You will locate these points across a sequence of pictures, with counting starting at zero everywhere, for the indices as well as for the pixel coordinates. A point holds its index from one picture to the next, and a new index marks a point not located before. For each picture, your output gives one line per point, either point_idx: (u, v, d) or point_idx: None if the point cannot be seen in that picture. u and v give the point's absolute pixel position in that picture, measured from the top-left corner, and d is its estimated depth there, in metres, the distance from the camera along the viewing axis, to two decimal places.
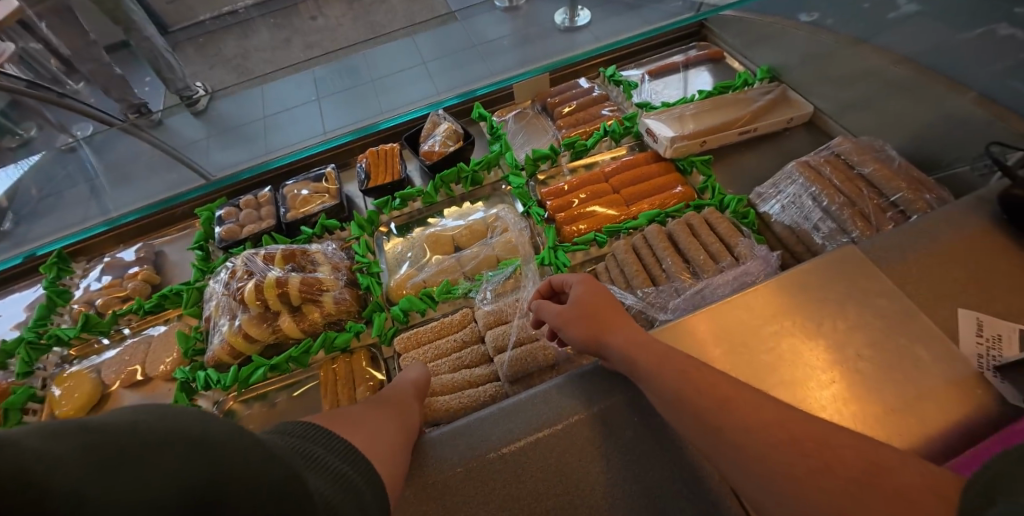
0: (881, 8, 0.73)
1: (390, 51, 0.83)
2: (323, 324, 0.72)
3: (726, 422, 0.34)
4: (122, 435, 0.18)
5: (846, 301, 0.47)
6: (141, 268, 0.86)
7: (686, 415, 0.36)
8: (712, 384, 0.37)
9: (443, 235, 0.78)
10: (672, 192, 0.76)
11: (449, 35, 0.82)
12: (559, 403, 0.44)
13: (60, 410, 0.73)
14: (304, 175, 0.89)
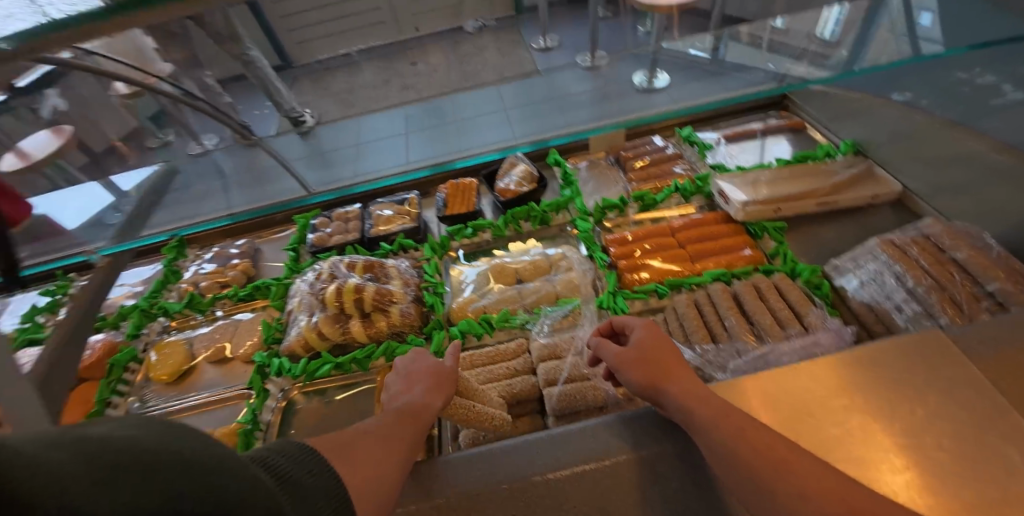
0: (983, 93, 0.70)
1: (477, 96, 0.91)
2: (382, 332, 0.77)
3: (784, 484, 0.34)
4: (117, 452, 0.19)
5: (926, 386, 0.44)
6: (242, 260, 0.98)
7: (742, 471, 0.36)
8: (768, 443, 0.37)
9: (507, 267, 0.82)
10: (740, 254, 0.76)
11: (531, 85, 0.87)
12: (612, 439, 0.45)
13: (155, 374, 0.83)
14: (390, 198, 0.99)
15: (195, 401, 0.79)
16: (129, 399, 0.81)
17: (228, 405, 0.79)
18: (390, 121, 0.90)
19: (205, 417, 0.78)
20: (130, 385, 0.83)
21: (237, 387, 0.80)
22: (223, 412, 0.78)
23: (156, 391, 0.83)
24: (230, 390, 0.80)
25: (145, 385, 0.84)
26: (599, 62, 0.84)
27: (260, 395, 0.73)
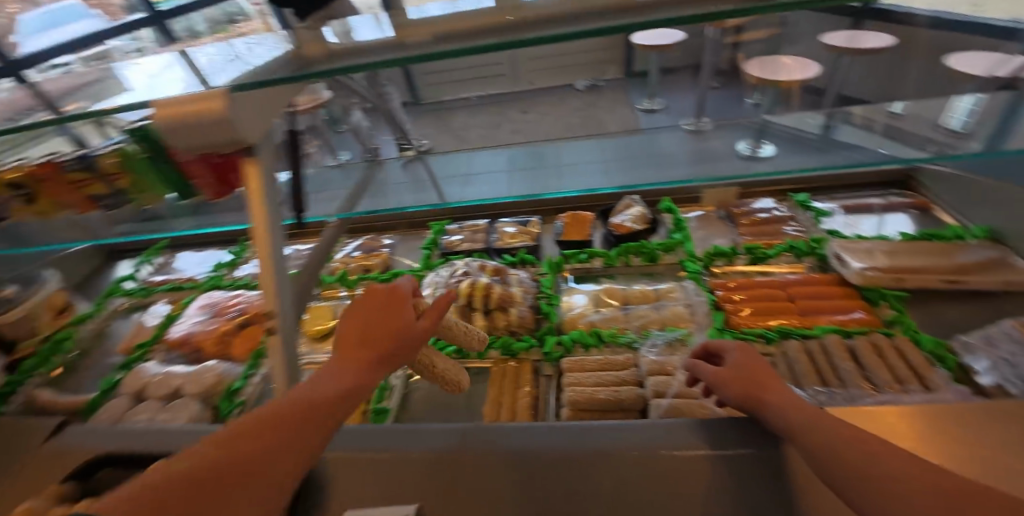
0: None
1: (579, 149, 1.05)
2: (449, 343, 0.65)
3: (871, 468, 0.36)
4: None
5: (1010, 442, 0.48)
6: (384, 251, 1.17)
7: (827, 447, 0.39)
8: (860, 438, 0.39)
9: (617, 291, 0.91)
10: (854, 316, 0.77)
11: (632, 145, 1.01)
12: (732, 432, 0.50)
13: (307, 327, 1.01)
14: (513, 218, 1.14)
15: None
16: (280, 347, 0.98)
17: None
18: (495, 160, 1.05)
19: None
20: None
21: None
22: None
23: (304, 344, 1.00)
24: None
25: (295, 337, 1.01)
26: (703, 126, 0.98)
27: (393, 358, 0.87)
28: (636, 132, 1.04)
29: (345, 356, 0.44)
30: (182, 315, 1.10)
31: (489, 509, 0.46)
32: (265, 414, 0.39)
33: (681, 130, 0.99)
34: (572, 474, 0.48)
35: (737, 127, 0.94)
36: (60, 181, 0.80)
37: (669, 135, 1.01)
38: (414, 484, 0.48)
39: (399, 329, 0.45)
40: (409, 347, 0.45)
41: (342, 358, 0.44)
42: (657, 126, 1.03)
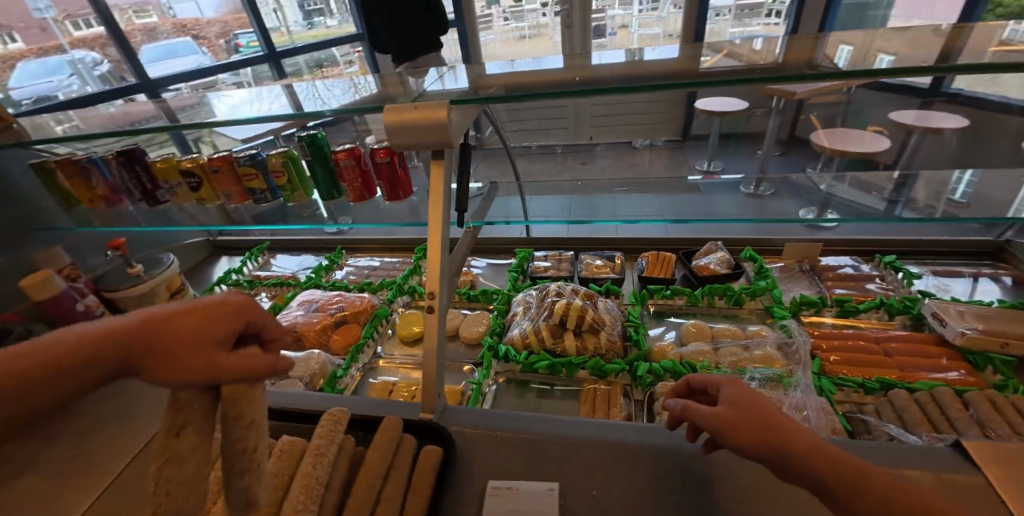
0: None
1: (633, 201, 1.07)
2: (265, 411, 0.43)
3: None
4: None
5: None
6: (471, 271, 1.26)
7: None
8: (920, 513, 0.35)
9: (705, 327, 0.94)
10: (957, 376, 0.77)
11: (685, 202, 1.05)
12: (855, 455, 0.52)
13: (399, 331, 1.09)
14: (597, 252, 1.21)
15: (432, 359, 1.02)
16: (374, 346, 1.06)
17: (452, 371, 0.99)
18: (552, 205, 1.08)
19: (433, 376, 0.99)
20: (379, 335, 1.09)
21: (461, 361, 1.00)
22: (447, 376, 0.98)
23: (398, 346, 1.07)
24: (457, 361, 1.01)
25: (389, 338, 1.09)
26: (761, 191, 1.04)
27: (488, 365, 0.92)
28: (692, 192, 1.10)
29: (137, 327, 0.39)
30: (286, 308, 1.20)
31: (623, 493, 0.48)
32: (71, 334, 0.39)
33: (739, 194, 1.04)
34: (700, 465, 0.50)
35: (797, 197, 1.00)
36: (232, 174, 0.93)
37: (732, 192, 1.06)
38: (552, 466, 0.51)
39: (208, 346, 0.39)
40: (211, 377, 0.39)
41: (134, 330, 0.39)
42: (712, 184, 1.12)
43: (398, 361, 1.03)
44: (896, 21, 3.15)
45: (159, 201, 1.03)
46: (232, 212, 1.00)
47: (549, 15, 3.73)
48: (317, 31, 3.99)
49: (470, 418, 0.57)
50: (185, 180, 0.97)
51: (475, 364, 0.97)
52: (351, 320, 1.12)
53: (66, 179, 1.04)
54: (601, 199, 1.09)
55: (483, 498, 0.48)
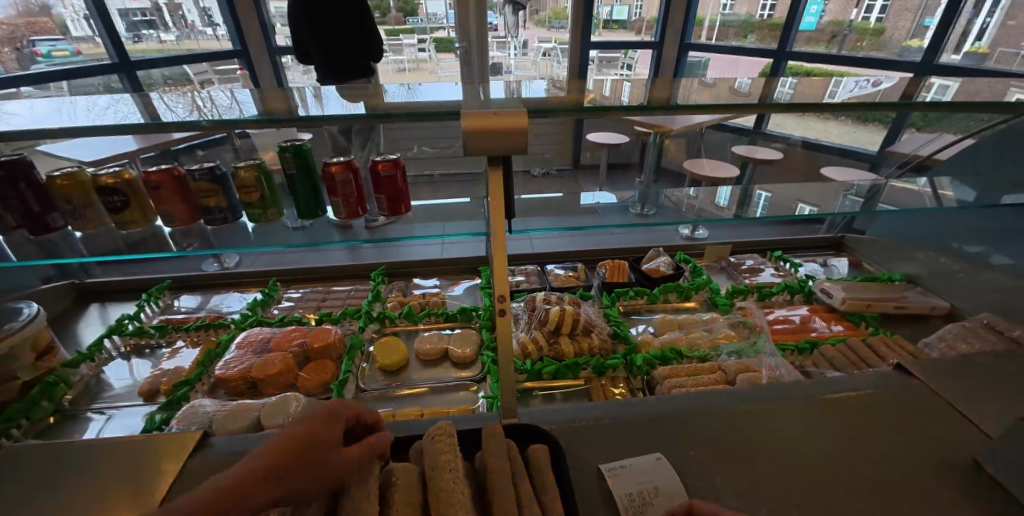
0: (978, 258, 1.11)
1: (540, 222, 1.15)
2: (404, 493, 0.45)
3: None
4: None
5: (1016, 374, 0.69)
6: (439, 291, 1.24)
7: None
8: None
9: (672, 319, 1.09)
10: (847, 330, 1.07)
11: (578, 220, 1.17)
12: (841, 386, 0.68)
13: (380, 361, 1.00)
14: (559, 265, 1.31)
15: (427, 384, 0.96)
16: (356, 381, 0.96)
17: (456, 392, 0.95)
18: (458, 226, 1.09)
19: (432, 400, 0.94)
20: (356, 368, 0.98)
21: (458, 381, 0.97)
22: (449, 397, 0.94)
23: (383, 377, 0.98)
24: (454, 381, 0.97)
25: (369, 371, 0.99)
26: (648, 212, 1.21)
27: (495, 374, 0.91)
28: (590, 211, 1.22)
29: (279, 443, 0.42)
30: (225, 353, 1.00)
31: (707, 453, 0.56)
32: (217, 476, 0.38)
33: (630, 212, 1.20)
34: (747, 420, 0.61)
35: (672, 215, 1.20)
36: (179, 190, 0.78)
37: (624, 213, 1.21)
38: (648, 440, 0.57)
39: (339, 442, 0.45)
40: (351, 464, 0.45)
41: (277, 446, 0.42)
42: (612, 204, 1.27)
43: (387, 392, 0.95)
44: (712, 68, 4.14)
45: (50, 228, 0.81)
46: (127, 241, 0.85)
47: (428, 51, 3.87)
48: (148, 46, 3.37)
49: (554, 415, 0.60)
50: (103, 199, 0.80)
51: (482, 379, 0.96)
52: (317, 357, 0.99)
53: None
54: (522, 222, 1.16)
55: (603, 481, 0.52)
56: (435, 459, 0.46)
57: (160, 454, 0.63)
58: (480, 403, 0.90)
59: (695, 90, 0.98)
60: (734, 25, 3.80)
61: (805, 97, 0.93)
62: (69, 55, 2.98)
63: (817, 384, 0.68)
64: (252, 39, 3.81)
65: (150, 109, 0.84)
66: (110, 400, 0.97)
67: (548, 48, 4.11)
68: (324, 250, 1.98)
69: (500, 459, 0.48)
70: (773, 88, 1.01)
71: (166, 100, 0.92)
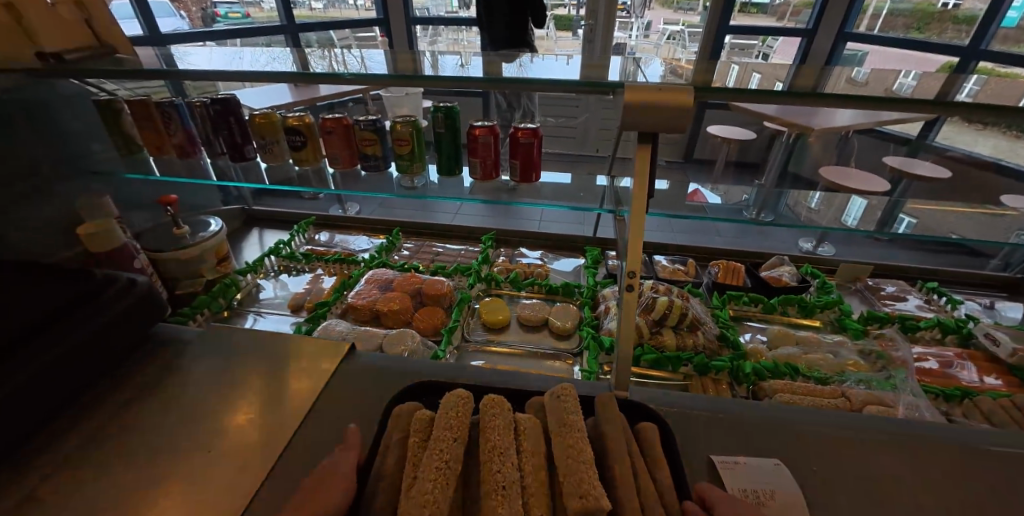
0: None
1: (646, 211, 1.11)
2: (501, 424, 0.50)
3: None
4: None
5: None
6: (543, 264, 1.27)
7: None
8: None
9: (790, 334, 1.00)
10: (1016, 387, 0.90)
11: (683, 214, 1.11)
12: (1006, 442, 0.58)
13: (486, 317, 1.07)
14: (668, 258, 1.27)
15: (525, 347, 1.01)
16: (462, 331, 1.04)
17: (552, 360, 0.99)
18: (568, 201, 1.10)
19: (529, 362, 0.98)
20: (463, 320, 1.06)
21: (553, 352, 1.00)
22: (544, 363, 0.98)
23: (486, 333, 1.05)
24: (550, 349, 1.00)
25: (474, 325, 1.07)
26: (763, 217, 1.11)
27: (594, 349, 0.92)
28: (699, 206, 1.15)
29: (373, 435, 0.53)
30: (356, 285, 1.15)
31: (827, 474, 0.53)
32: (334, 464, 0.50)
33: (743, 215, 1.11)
34: (880, 453, 0.55)
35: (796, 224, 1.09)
36: (345, 136, 0.91)
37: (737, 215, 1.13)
38: (762, 443, 0.55)
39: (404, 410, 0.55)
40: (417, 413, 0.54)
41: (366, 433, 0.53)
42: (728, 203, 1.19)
43: (488, 347, 1.01)
44: (869, 62, 3.58)
45: (245, 158, 1.01)
46: (295, 175, 0.99)
47: (547, 28, 3.85)
48: (302, 12, 3.80)
49: (663, 397, 0.61)
50: (287, 137, 0.95)
51: (579, 353, 0.98)
52: (430, 303, 1.10)
53: (138, 123, 1.00)
54: None
55: (714, 472, 0.52)
56: (564, 418, 0.49)
57: (315, 354, 0.75)
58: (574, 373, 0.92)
59: (850, 82, 0.86)
60: (906, 13, 3.23)
61: (999, 101, 0.77)
62: (241, 17, 3.49)
63: (973, 433, 0.59)
64: (391, 9, 4.11)
65: (317, 63, 0.97)
66: (264, 305, 1.18)
67: (673, 31, 3.81)
68: (435, 208, 2.13)
69: (620, 430, 0.49)
70: (960, 86, 0.85)
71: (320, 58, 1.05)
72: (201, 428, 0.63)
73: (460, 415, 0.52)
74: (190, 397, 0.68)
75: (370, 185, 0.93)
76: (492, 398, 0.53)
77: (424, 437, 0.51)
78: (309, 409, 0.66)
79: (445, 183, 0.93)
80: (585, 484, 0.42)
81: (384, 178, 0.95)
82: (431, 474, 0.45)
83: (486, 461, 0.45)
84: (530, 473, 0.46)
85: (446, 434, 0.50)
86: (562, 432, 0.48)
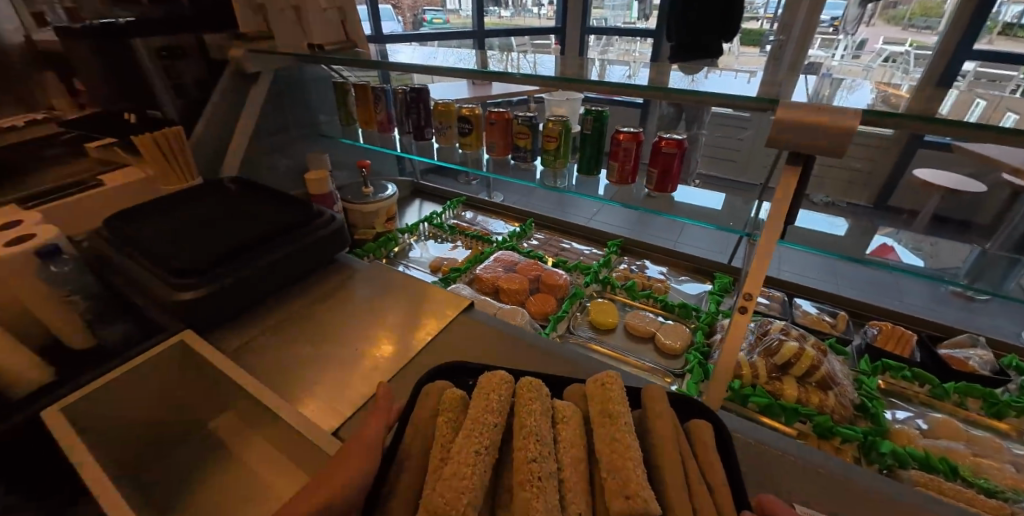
0: None
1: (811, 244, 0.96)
2: (538, 414, 0.50)
3: None
4: None
5: None
6: (664, 279, 1.25)
7: None
8: None
9: (959, 428, 0.81)
10: None
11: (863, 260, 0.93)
12: None
13: (594, 317, 1.11)
14: (817, 306, 1.12)
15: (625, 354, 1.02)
16: (569, 323, 1.10)
17: (649, 372, 0.98)
18: None
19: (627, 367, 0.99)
20: (571, 313, 1.12)
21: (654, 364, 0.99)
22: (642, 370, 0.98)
23: (590, 330, 1.09)
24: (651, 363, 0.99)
25: (581, 321, 1.12)
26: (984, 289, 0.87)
27: (699, 373, 0.89)
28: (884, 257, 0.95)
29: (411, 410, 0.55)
30: (485, 260, 1.30)
31: None
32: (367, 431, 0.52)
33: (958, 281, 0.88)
34: None
35: None
36: (505, 129, 1.06)
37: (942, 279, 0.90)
38: None
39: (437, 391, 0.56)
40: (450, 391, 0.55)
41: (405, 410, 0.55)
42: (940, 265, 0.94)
43: (590, 343, 1.05)
44: None
45: (424, 137, 1.24)
46: (458, 157, 1.17)
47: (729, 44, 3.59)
48: (490, 20, 4.27)
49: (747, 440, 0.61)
50: (459, 125, 1.13)
51: (681, 373, 0.95)
52: (545, 291, 1.18)
53: (359, 101, 1.31)
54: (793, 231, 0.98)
55: None
56: (609, 407, 0.50)
57: (432, 307, 0.88)
58: (668, 383, 0.92)
59: None
60: None
61: None
62: (441, 23, 4.09)
63: None
64: (571, 17, 4.31)
65: (495, 63, 1.13)
66: (411, 261, 1.41)
67: (894, 53, 3.18)
68: (573, 205, 2.22)
69: (672, 428, 0.49)
70: None
71: (499, 59, 1.21)
72: (342, 335, 0.81)
73: (496, 395, 0.52)
74: (348, 308, 0.88)
75: (516, 173, 1.05)
76: (529, 382, 0.54)
77: (455, 420, 0.51)
78: (426, 342, 0.80)
79: (583, 182, 0.99)
80: (632, 481, 0.42)
81: (529, 169, 1.06)
82: (460, 460, 0.44)
83: (521, 447, 0.46)
84: (568, 463, 0.46)
85: (480, 416, 0.50)
86: (605, 430, 0.48)
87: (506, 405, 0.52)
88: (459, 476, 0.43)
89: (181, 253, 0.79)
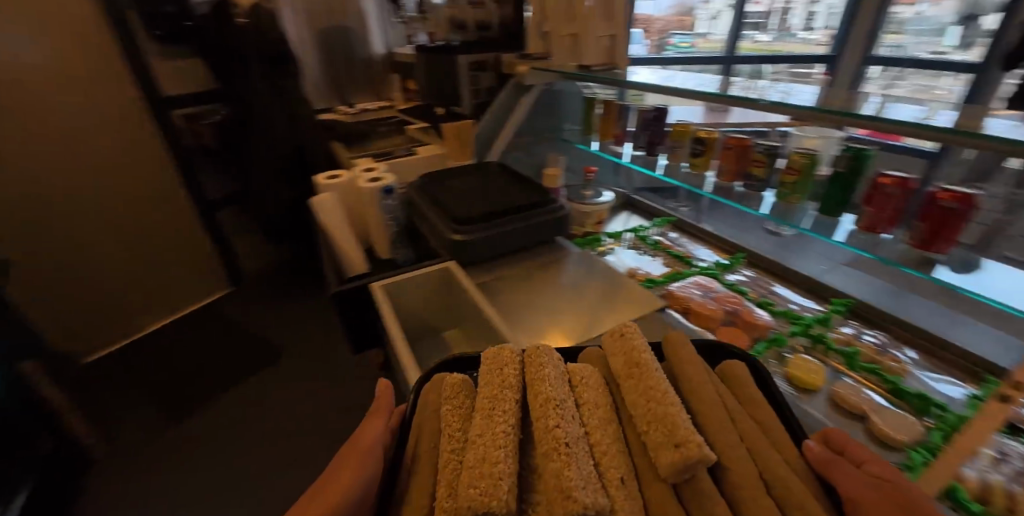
0: None
1: None
2: (552, 383, 0.53)
3: None
4: None
5: None
6: (904, 359, 1.01)
7: None
8: None
9: None
10: None
11: None
12: None
13: (790, 370, 0.99)
14: None
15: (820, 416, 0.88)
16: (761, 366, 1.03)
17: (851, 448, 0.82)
18: None
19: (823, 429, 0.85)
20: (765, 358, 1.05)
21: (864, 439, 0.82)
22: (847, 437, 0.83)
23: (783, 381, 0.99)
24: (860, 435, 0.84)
25: (774, 369, 1.03)
26: None
27: (922, 473, 0.72)
28: None
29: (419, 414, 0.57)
30: (683, 280, 1.33)
31: None
32: (371, 439, 0.53)
33: None
34: None
35: None
36: (741, 155, 1.08)
37: None
38: None
39: (439, 389, 0.58)
40: (456, 382, 0.57)
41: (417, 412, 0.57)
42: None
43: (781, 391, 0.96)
44: None
45: (652, 153, 1.36)
46: (682, 175, 1.25)
47: None
48: (745, 45, 4.04)
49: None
50: (692, 146, 1.20)
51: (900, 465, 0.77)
52: (739, 326, 1.13)
53: (602, 116, 1.52)
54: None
55: None
56: (634, 357, 0.55)
57: (628, 291, 1.02)
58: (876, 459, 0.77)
59: None
60: None
61: None
62: (688, 47, 4.11)
63: None
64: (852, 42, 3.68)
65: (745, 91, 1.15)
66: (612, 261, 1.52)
67: None
68: None
69: (702, 381, 0.54)
70: None
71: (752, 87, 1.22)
72: (547, 298, 1.01)
73: (509, 368, 0.56)
74: (555, 280, 1.08)
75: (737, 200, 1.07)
76: (538, 347, 0.58)
77: (465, 412, 0.54)
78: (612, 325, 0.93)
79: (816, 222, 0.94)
80: (666, 418, 0.46)
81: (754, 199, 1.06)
82: (472, 452, 0.46)
83: (541, 417, 0.49)
84: (596, 426, 0.50)
85: (498, 394, 0.52)
86: (631, 373, 0.53)
87: (521, 377, 0.55)
88: (483, 471, 0.43)
89: (460, 208, 1.13)
